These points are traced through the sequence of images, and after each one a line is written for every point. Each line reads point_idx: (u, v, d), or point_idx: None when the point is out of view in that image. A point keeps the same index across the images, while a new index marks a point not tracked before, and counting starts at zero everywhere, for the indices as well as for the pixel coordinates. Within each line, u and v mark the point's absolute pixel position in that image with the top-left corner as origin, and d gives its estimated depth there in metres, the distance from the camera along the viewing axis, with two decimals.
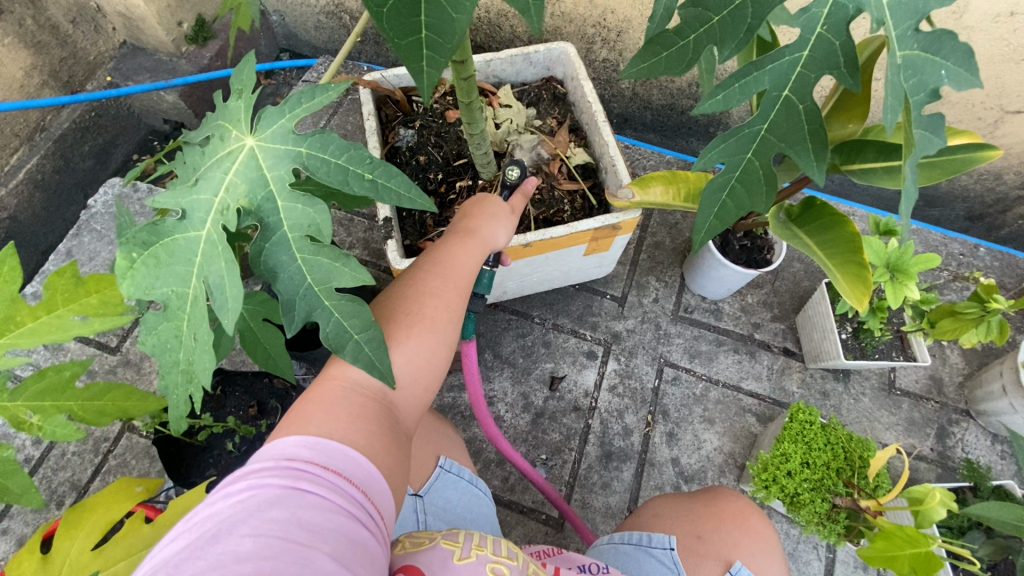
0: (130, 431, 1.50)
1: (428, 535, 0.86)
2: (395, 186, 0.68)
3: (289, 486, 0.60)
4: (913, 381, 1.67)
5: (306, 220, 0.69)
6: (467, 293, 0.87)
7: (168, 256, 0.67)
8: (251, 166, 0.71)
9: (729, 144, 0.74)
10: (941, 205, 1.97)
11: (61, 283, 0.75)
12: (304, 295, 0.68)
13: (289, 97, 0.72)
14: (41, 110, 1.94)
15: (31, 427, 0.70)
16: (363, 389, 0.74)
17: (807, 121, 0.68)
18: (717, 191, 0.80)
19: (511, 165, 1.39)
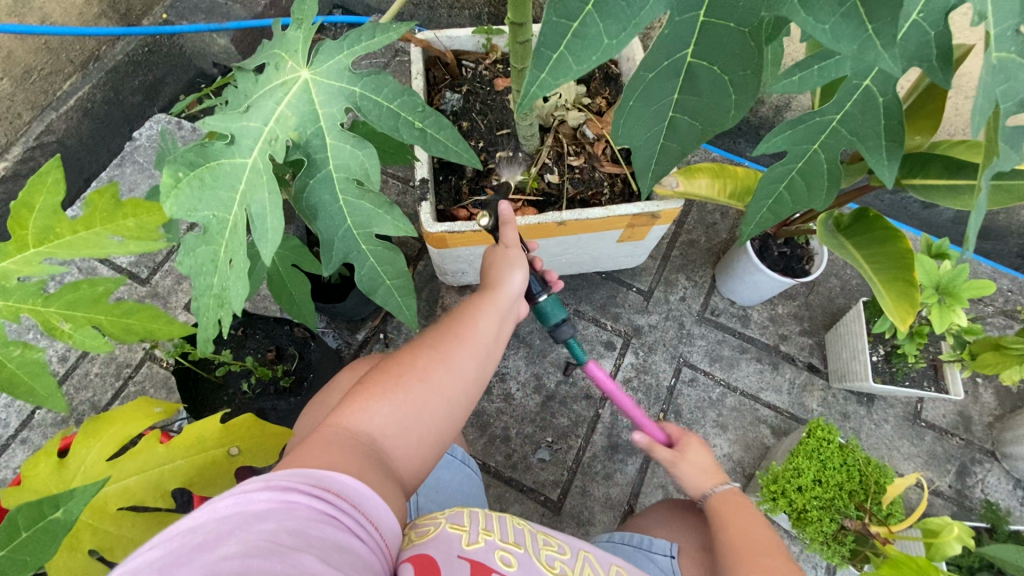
0: (152, 361, 1.54)
1: (432, 521, 0.83)
2: (444, 138, 0.69)
3: (277, 497, 0.59)
4: (940, 415, 1.61)
5: (353, 161, 0.68)
6: (476, 349, 0.88)
7: (213, 180, 0.66)
8: (303, 99, 0.70)
9: (797, 132, 0.68)
10: (994, 238, 1.88)
11: (102, 204, 0.74)
12: (343, 237, 0.70)
13: (349, 33, 0.70)
14: (98, 40, 1.98)
15: (61, 333, 0.72)
16: (360, 434, 0.74)
17: (885, 117, 0.62)
18: (774, 183, 0.77)
19: (555, 142, 1.36)
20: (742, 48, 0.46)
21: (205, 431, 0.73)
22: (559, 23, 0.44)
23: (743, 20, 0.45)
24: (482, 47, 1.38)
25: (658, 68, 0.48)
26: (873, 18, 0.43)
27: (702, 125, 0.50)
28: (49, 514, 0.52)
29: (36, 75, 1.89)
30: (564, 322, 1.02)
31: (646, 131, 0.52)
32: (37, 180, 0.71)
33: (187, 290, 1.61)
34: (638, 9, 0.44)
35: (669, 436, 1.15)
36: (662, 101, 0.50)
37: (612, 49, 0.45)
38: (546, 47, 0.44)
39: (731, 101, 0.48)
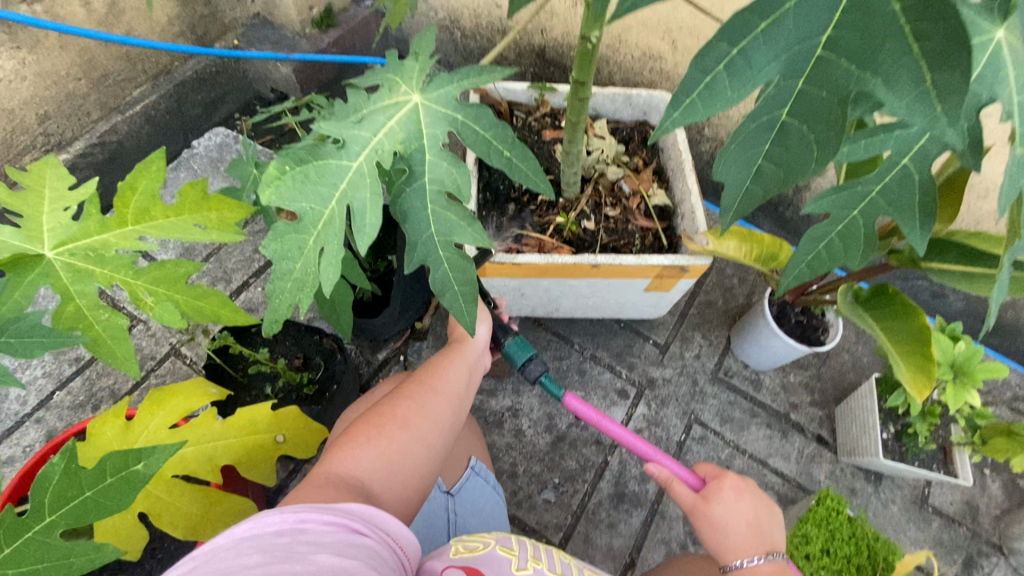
0: (176, 356, 1.57)
1: (483, 541, 0.91)
2: (526, 168, 0.76)
3: (289, 517, 0.63)
4: (947, 502, 1.60)
5: (447, 177, 0.76)
6: (449, 398, 0.96)
7: (317, 176, 0.74)
8: (411, 119, 0.79)
9: (840, 197, 0.75)
10: (1003, 333, 1.95)
11: (190, 196, 0.80)
12: (426, 241, 0.76)
13: (459, 68, 0.80)
14: (173, 56, 2.13)
15: (143, 305, 0.77)
16: (348, 477, 0.78)
17: (921, 192, 0.68)
18: (815, 241, 0.83)
19: (593, 193, 1.45)
20: (831, 113, 0.47)
21: (256, 415, 0.77)
22: (696, 77, 0.49)
23: (834, 90, 0.47)
24: (534, 100, 1.50)
25: (757, 120, 0.49)
26: (941, 101, 0.43)
27: (785, 172, 0.50)
28: (131, 465, 0.57)
29: (111, 79, 2.00)
30: (530, 361, 1.06)
31: (736, 174, 0.52)
32: (143, 167, 0.77)
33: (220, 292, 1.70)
34: (754, 72, 0.48)
35: (703, 478, 1.08)
36: (754, 149, 0.50)
37: (732, 101, 0.49)
38: (683, 91, 0.49)
39: (814, 153, 0.48)
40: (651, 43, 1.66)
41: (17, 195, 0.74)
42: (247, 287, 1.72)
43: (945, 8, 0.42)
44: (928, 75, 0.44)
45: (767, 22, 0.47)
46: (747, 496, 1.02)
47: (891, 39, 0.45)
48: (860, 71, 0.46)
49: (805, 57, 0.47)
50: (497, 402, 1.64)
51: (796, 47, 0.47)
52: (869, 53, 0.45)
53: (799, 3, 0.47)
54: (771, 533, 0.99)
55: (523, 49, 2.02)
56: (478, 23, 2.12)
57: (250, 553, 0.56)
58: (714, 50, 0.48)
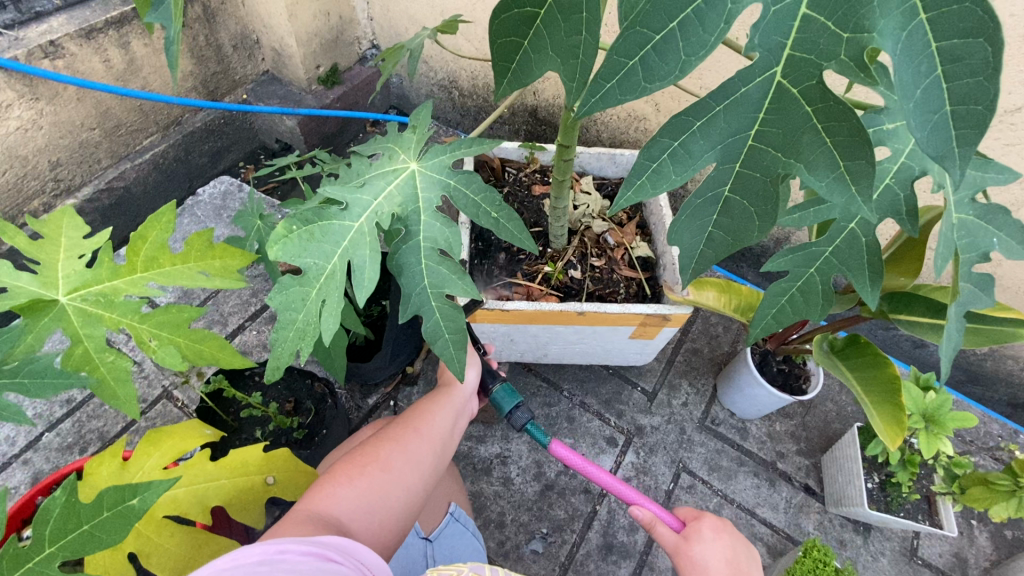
0: (167, 399, 1.57)
1: (457, 569, 1.00)
2: (512, 228, 0.85)
3: (265, 548, 0.66)
4: (937, 554, 1.60)
5: (440, 236, 0.83)
6: (433, 442, 0.95)
7: (321, 235, 0.80)
8: (408, 185, 0.88)
9: (796, 256, 0.85)
10: (982, 383, 2.00)
11: (197, 245, 0.86)
12: (420, 293, 0.83)
13: (454, 141, 0.90)
14: (184, 109, 2.24)
15: (147, 348, 0.81)
16: (326, 515, 0.77)
17: (867, 253, 0.79)
18: (778, 295, 0.87)
19: (580, 245, 1.53)
20: (766, 191, 0.54)
21: (249, 456, 0.78)
22: (645, 164, 0.56)
23: (767, 172, 0.54)
24: (524, 158, 1.60)
25: (703, 196, 0.57)
26: (854, 184, 0.51)
27: (733, 239, 0.58)
28: (126, 500, 0.58)
29: (124, 129, 2.10)
30: (518, 409, 1.08)
31: (690, 240, 0.60)
32: (155, 218, 0.83)
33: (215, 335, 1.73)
34: (696, 160, 0.55)
35: (683, 520, 1.09)
36: (704, 220, 0.58)
37: (677, 184, 0.56)
38: (634, 174, 0.56)
39: (756, 224, 0.56)
40: (635, 106, 1.78)
41: (36, 244, 0.80)
42: (242, 330, 1.76)
43: (845, 111, 0.48)
44: (842, 162, 0.51)
45: (703, 119, 0.54)
46: (724, 536, 1.04)
47: (809, 134, 0.51)
48: (786, 158, 0.53)
49: (739, 147, 0.54)
50: (487, 448, 1.65)
51: (730, 139, 0.54)
52: (792, 143, 0.52)
53: (727, 106, 0.53)
54: (749, 568, 1.01)
55: (516, 108, 2.15)
56: (474, 84, 2.27)
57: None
58: (658, 143, 0.55)
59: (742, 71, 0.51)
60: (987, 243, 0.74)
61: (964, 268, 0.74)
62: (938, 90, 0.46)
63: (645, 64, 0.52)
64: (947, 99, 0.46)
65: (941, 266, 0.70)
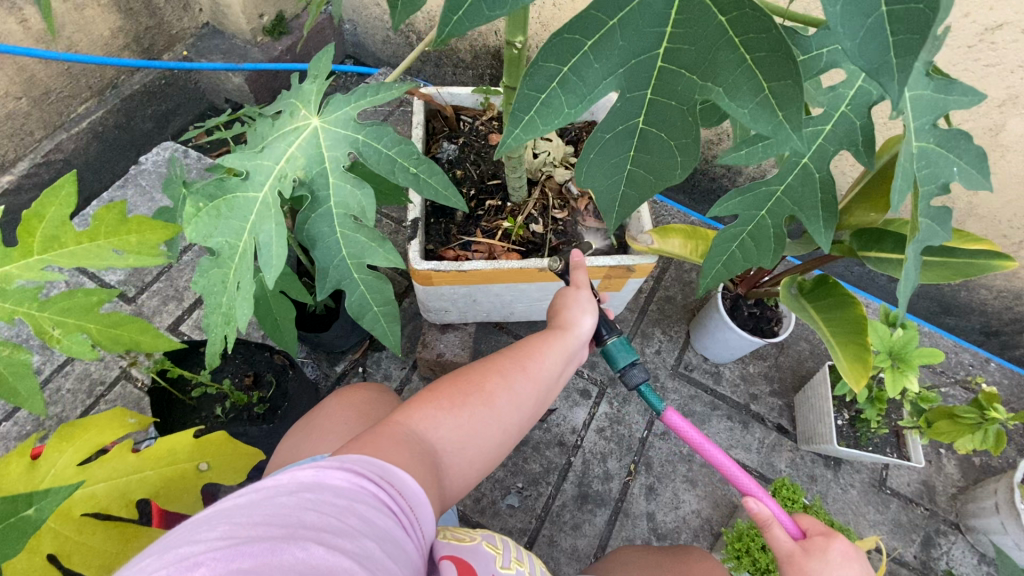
0: (126, 380, 1.53)
1: (467, 535, 0.97)
2: (434, 182, 0.82)
3: (352, 480, 0.62)
4: (905, 483, 1.65)
5: (352, 201, 0.81)
6: (537, 386, 0.92)
7: (228, 211, 0.79)
8: (311, 142, 0.83)
9: (745, 199, 0.79)
10: (956, 314, 2.01)
11: (107, 219, 0.78)
12: (337, 265, 0.84)
13: (355, 89, 0.84)
14: (119, 70, 2.07)
15: (51, 338, 0.75)
16: (420, 440, 0.77)
17: (821, 190, 0.73)
18: (727, 242, 0.84)
19: (541, 196, 1.45)
20: (683, 122, 0.48)
21: (177, 444, 0.75)
22: (532, 95, 0.48)
23: (681, 100, 0.48)
24: (480, 104, 1.48)
25: (614, 130, 0.50)
26: (780, 109, 0.44)
27: (655, 178, 0.52)
28: (21, 510, 0.56)
29: (54, 97, 1.94)
30: (633, 366, 0.99)
31: (604, 181, 0.53)
32: (51, 192, 0.75)
33: (171, 312, 1.68)
34: (594, 88, 0.49)
35: (805, 530, 1.01)
36: (619, 156, 0.52)
37: (571, 117, 0.49)
38: (518, 110, 0.48)
39: (677, 159, 0.50)
40: None
41: None
42: (199, 304, 1.69)
43: (763, 18, 0.42)
44: (766, 83, 0.44)
45: (596, 38, 0.47)
46: (855, 564, 0.94)
47: (724, 50, 0.45)
48: (701, 81, 0.47)
49: (646, 71, 0.48)
50: None
51: (632, 61, 0.48)
52: (707, 64, 0.46)
53: (623, 19, 0.46)
54: None
55: (476, 50, 2.01)
56: (431, 26, 2.11)
57: (310, 512, 0.56)
58: (544, 69, 0.47)
59: None
60: (947, 172, 0.69)
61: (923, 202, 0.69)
62: None
63: None
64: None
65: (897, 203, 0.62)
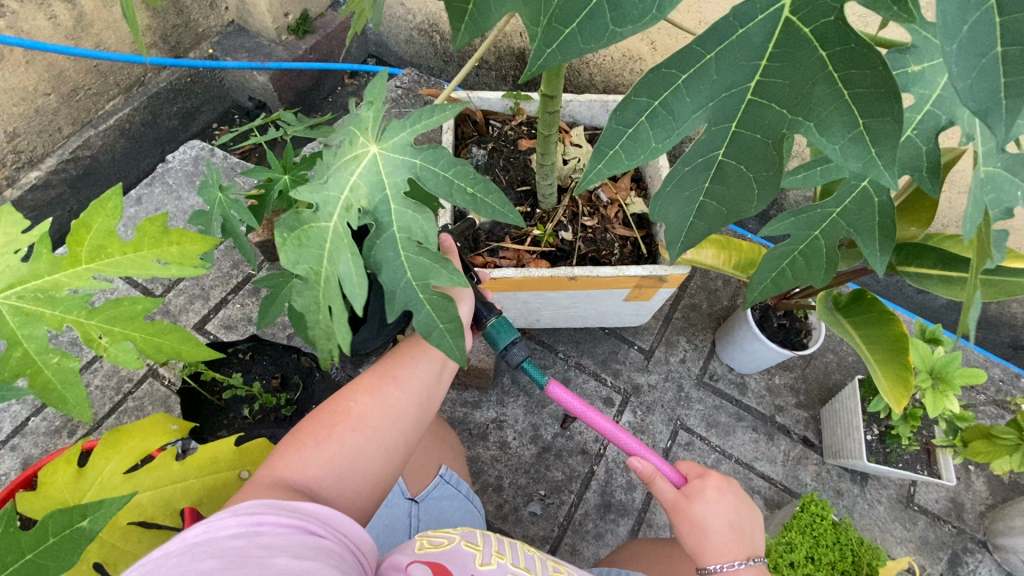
0: (153, 378, 1.54)
1: (449, 537, 0.99)
2: (492, 202, 0.80)
3: (242, 520, 0.61)
4: (933, 500, 1.62)
5: (415, 225, 0.80)
6: (417, 390, 0.86)
7: (307, 240, 0.78)
8: (371, 170, 0.83)
9: (799, 220, 0.78)
10: (985, 327, 1.97)
11: (150, 231, 0.78)
12: (405, 287, 0.79)
13: (410, 113, 0.84)
14: (146, 68, 2.08)
15: (98, 346, 0.76)
16: (286, 485, 0.71)
17: (879, 214, 0.72)
18: (779, 260, 0.82)
19: (571, 203, 1.44)
20: (766, 154, 0.47)
21: (218, 452, 0.75)
22: (618, 128, 0.48)
23: (768, 132, 0.47)
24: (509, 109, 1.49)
25: (692, 163, 0.50)
26: (873, 145, 0.44)
27: (727, 209, 0.51)
28: (76, 522, 0.56)
29: (82, 93, 1.95)
30: (513, 344, 1.01)
31: (676, 213, 0.52)
32: (99, 203, 0.75)
33: (197, 311, 1.69)
34: (681, 121, 0.48)
35: (684, 475, 1.08)
36: (694, 189, 0.51)
37: (658, 152, 0.48)
38: (604, 144, 0.48)
39: (754, 192, 0.49)
40: (630, 45, 1.64)
41: None
42: (225, 304, 1.70)
43: (871, 56, 0.42)
44: (861, 119, 0.44)
45: (689, 73, 0.47)
46: (727, 496, 1.04)
47: (822, 84, 0.44)
48: (791, 114, 0.46)
49: (734, 104, 0.47)
50: (482, 414, 1.63)
51: (721, 95, 0.47)
52: (801, 98, 0.45)
53: (719, 53, 0.46)
54: (745, 526, 1.04)
55: (502, 52, 2.00)
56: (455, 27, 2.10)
57: (206, 559, 0.56)
58: (634, 103, 0.48)
59: (740, 10, 0.44)
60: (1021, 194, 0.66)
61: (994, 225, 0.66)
62: (988, 25, 0.37)
63: (612, 2, 0.45)
64: (997, 35, 0.37)
65: (968, 230, 0.64)
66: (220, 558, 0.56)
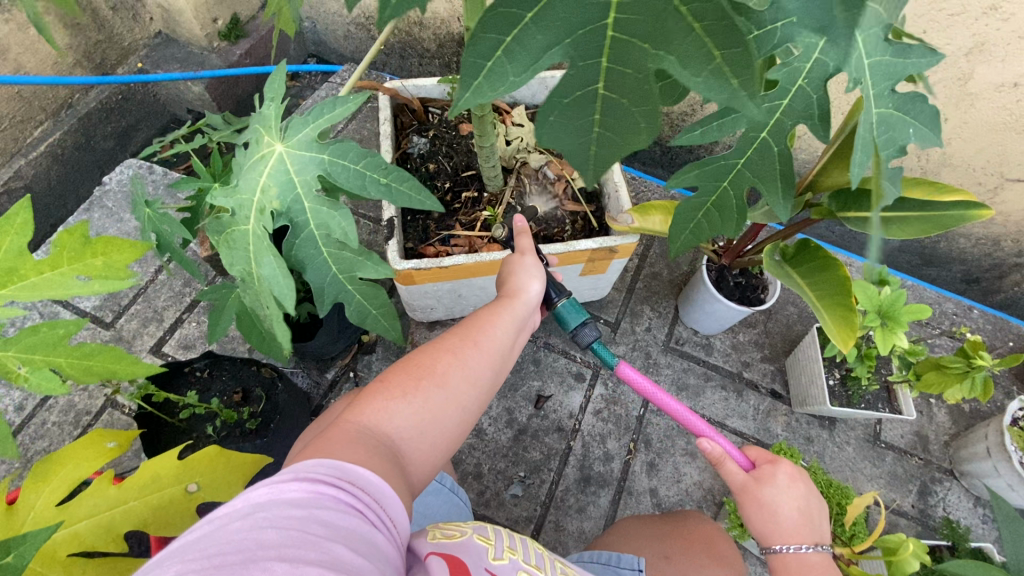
0: (114, 407, 1.50)
1: (460, 529, 0.91)
2: (405, 189, 0.79)
3: (307, 488, 0.61)
4: (898, 436, 1.68)
5: (331, 222, 0.82)
6: (491, 356, 0.95)
7: (232, 244, 0.83)
8: (281, 169, 0.82)
9: (703, 173, 0.83)
10: (937, 265, 2.04)
11: (70, 243, 0.76)
12: (332, 284, 0.87)
13: (312, 107, 0.83)
14: (71, 88, 1.99)
15: (16, 377, 0.72)
16: (376, 432, 0.77)
17: (779, 162, 0.75)
18: (692, 211, 0.89)
19: (518, 183, 1.42)
20: (642, 88, 0.48)
21: (161, 469, 0.72)
22: (476, 63, 0.47)
23: (637, 67, 0.47)
24: (447, 95, 1.45)
25: (572, 96, 0.48)
26: (734, 76, 0.46)
27: (622, 141, 0.49)
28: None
29: (7, 121, 1.87)
30: (585, 325, 1.09)
31: (570, 142, 0.49)
32: (7, 221, 0.75)
33: (152, 333, 1.64)
34: (538, 59, 0.48)
35: (754, 460, 1.10)
36: (585, 119, 0.49)
37: (517, 86, 0.48)
38: (466, 75, 0.47)
39: (642, 127, 0.49)
40: None
41: None
42: (180, 323, 1.66)
43: None
44: (717, 50, 0.46)
45: (536, 9, 0.46)
46: (800, 484, 1.05)
47: (674, 17, 0.46)
48: (652, 49, 0.47)
49: (598, 40, 0.47)
50: None
51: (579, 32, 0.47)
52: (659, 33, 0.46)
53: None
54: (814, 514, 1.04)
55: (442, 39, 1.96)
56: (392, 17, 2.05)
57: (267, 530, 0.56)
58: (484, 40, 0.46)
59: None
60: (904, 135, 0.67)
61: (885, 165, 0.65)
62: None
63: None
64: None
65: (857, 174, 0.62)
66: (282, 533, 0.56)
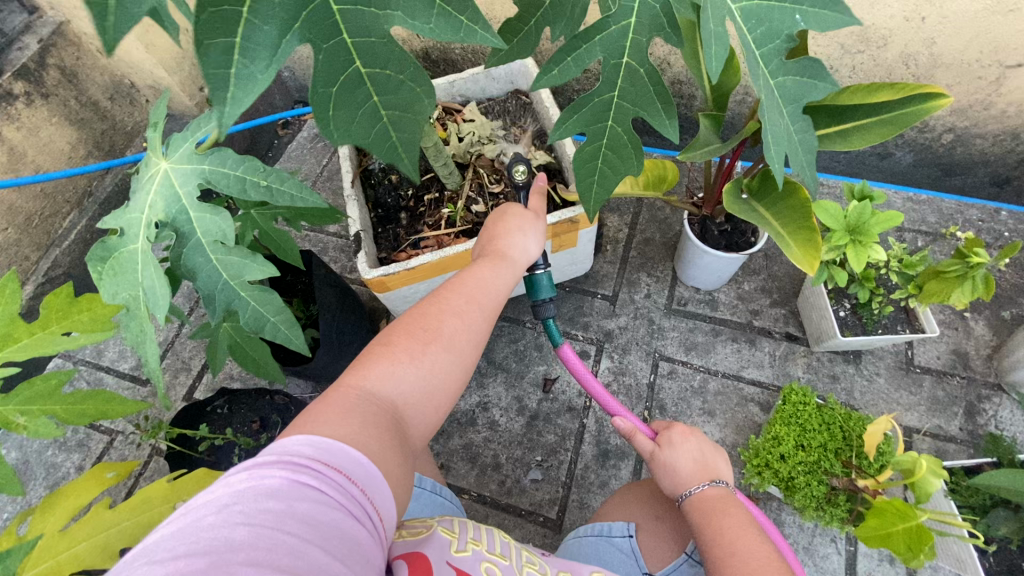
0: (158, 455, 1.63)
1: (426, 524, 0.92)
2: (287, 188, 0.87)
3: (289, 477, 0.61)
4: (934, 357, 1.57)
5: (214, 227, 0.87)
6: (484, 317, 0.98)
7: (121, 267, 0.88)
8: (165, 184, 0.88)
9: (583, 114, 0.81)
10: (961, 172, 1.88)
11: (57, 303, 0.84)
12: (223, 289, 0.89)
13: (188, 125, 0.90)
14: (89, 177, 2.19)
15: (16, 426, 0.81)
16: (377, 399, 0.79)
17: (650, 82, 0.77)
18: (589, 160, 0.85)
19: (476, 177, 1.46)
20: (391, 52, 0.55)
21: (151, 492, 0.81)
22: (219, 73, 0.48)
23: (380, 35, 0.54)
24: None
25: (339, 82, 0.54)
26: (461, 13, 0.56)
27: (407, 111, 0.57)
28: None
29: (38, 218, 2.07)
30: (550, 300, 1.16)
31: (369, 131, 0.57)
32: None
33: (183, 382, 1.77)
34: (275, 48, 0.51)
35: (657, 431, 1.21)
36: (366, 103, 0.56)
37: (267, 81, 0.50)
38: (214, 89, 0.48)
39: (417, 90, 0.57)
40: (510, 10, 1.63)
41: None
42: (207, 369, 1.79)
43: None
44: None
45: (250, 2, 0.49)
46: (693, 438, 1.13)
47: None
48: (381, 12, 0.54)
49: (332, 23, 0.52)
50: (466, 402, 1.65)
51: (305, 12, 0.51)
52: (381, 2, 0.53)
53: None
54: (715, 464, 1.10)
55: None
56: None
57: (237, 528, 0.54)
58: (215, 46, 0.48)
59: None
60: (788, 23, 0.67)
61: (759, 60, 0.69)
62: None
63: None
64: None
65: (716, 67, 0.66)
66: (254, 533, 0.54)
